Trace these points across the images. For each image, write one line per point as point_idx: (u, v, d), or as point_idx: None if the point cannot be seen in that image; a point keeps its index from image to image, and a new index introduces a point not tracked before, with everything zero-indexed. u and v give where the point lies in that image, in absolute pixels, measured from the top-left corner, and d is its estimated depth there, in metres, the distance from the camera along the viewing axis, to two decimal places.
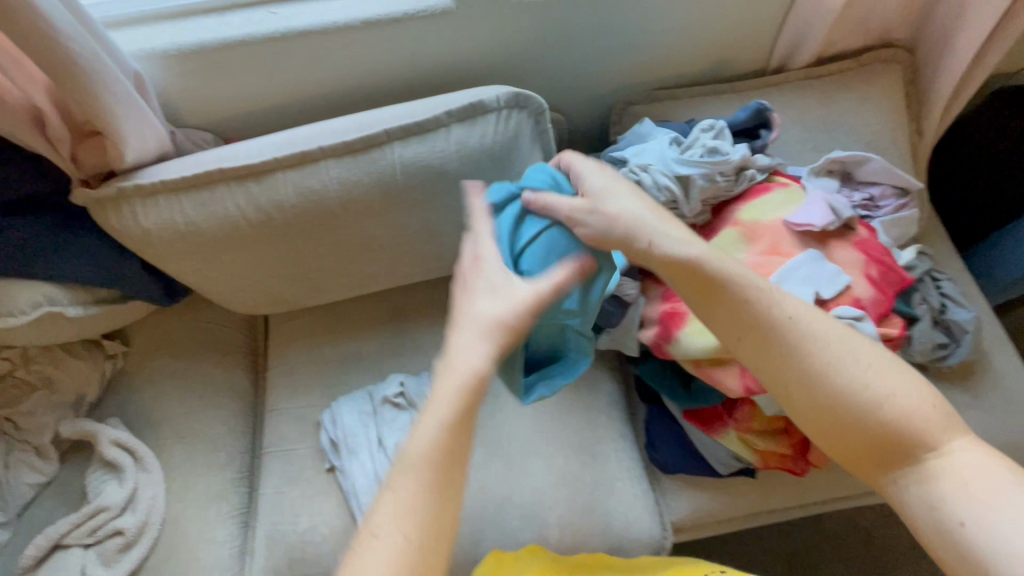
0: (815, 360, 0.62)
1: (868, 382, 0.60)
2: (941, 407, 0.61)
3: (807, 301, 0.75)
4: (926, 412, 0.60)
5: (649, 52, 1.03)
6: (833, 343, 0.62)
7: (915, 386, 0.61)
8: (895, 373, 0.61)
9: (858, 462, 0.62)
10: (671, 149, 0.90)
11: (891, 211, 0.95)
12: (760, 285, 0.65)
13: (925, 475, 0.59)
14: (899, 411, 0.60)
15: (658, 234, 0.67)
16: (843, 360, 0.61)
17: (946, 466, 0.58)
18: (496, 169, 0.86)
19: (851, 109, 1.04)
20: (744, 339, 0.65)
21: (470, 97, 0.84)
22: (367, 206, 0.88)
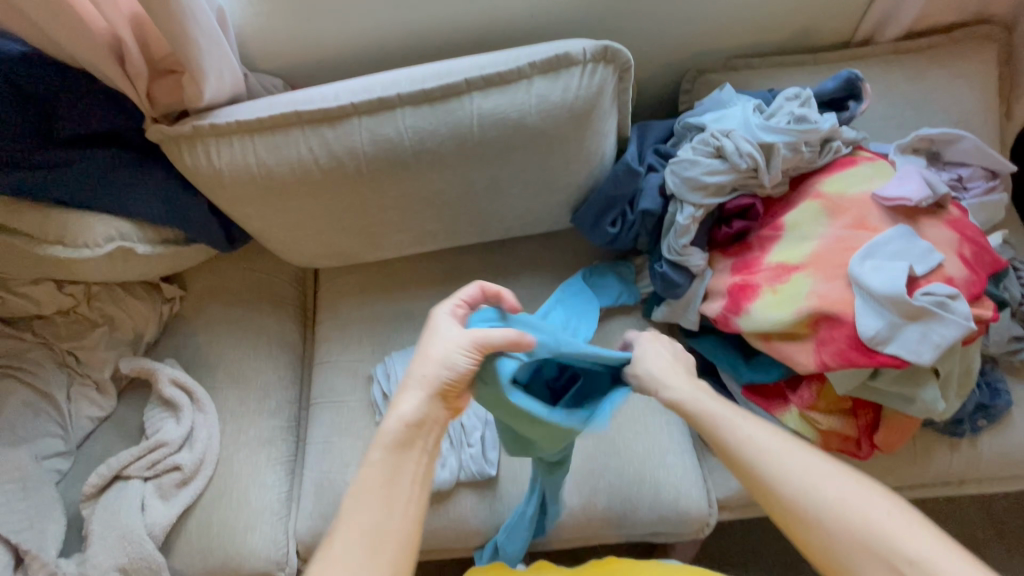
0: (781, 485, 0.61)
1: (831, 504, 0.59)
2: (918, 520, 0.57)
3: (901, 276, 0.73)
4: (900, 532, 0.56)
5: (733, 16, 0.99)
6: (805, 475, 0.61)
7: (879, 507, 0.58)
8: (868, 493, 0.59)
9: None
10: (754, 116, 0.87)
11: (980, 193, 0.91)
12: (713, 412, 0.68)
13: None
14: (866, 526, 0.57)
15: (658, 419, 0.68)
16: (809, 482, 0.60)
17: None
18: (574, 125, 0.85)
19: (942, 87, 0.99)
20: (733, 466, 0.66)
21: (557, 50, 0.83)
22: (439, 157, 0.87)
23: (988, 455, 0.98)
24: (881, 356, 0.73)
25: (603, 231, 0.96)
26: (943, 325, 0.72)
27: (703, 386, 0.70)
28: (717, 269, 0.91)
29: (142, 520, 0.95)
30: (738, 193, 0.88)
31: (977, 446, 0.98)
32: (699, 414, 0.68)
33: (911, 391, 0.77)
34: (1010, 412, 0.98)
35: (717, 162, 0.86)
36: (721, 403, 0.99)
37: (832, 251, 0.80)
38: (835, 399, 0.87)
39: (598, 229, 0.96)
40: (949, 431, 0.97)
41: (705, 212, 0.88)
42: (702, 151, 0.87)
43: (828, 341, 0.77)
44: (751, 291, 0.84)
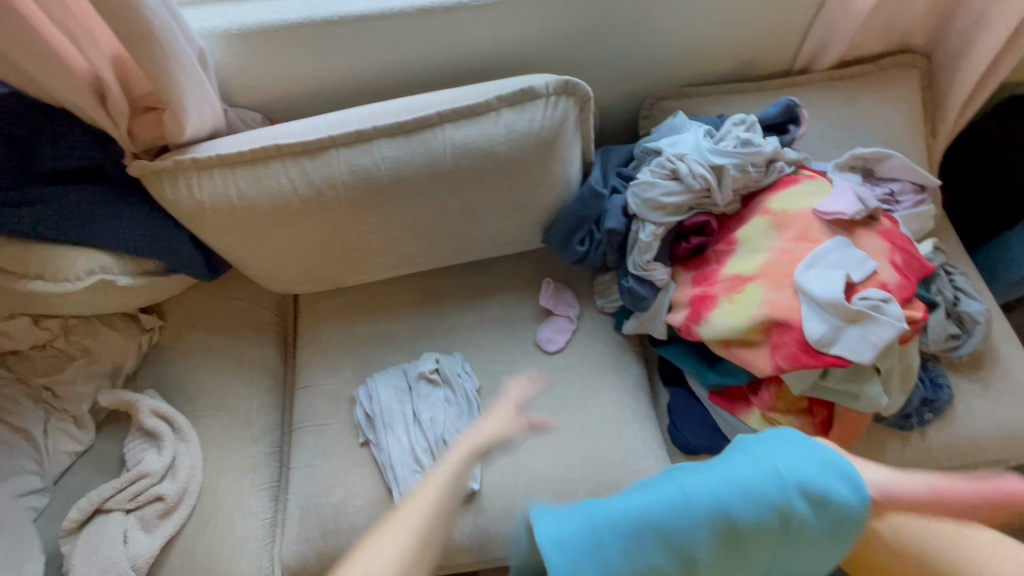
0: (813, 335, 0.80)
1: (832, 309, 0.79)
2: (867, 266, 0.82)
3: (840, 283, 0.80)
4: (854, 293, 0.81)
5: (683, 52, 1.09)
6: (819, 311, 0.80)
7: (846, 268, 0.82)
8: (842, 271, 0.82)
9: (903, 271, 0.84)
10: (705, 140, 0.95)
11: (908, 206, 1.00)
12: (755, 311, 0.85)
13: (909, 247, 0.87)
14: (909, 297, 0.82)
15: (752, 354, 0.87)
16: (825, 312, 0.80)
17: (889, 224, 0.89)
18: (541, 154, 0.90)
19: (872, 109, 1.09)
20: (874, 323, 0.78)
21: (523, 83, 0.88)
22: (415, 185, 0.92)
23: (935, 446, 1.06)
24: (828, 357, 0.79)
25: (571, 250, 1.03)
26: (877, 333, 0.78)
27: (728, 297, 0.90)
28: (680, 281, 1.00)
29: (126, 553, 0.94)
30: (694, 211, 0.96)
31: (924, 437, 1.06)
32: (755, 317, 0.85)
33: (857, 388, 0.82)
34: (951, 403, 1.06)
35: (673, 183, 0.93)
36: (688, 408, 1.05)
37: (778, 263, 0.87)
38: (791, 399, 0.92)
39: (568, 247, 1.03)
40: (899, 425, 1.05)
41: (664, 229, 0.96)
42: (660, 174, 0.94)
43: (780, 346, 0.83)
44: (710, 301, 0.92)
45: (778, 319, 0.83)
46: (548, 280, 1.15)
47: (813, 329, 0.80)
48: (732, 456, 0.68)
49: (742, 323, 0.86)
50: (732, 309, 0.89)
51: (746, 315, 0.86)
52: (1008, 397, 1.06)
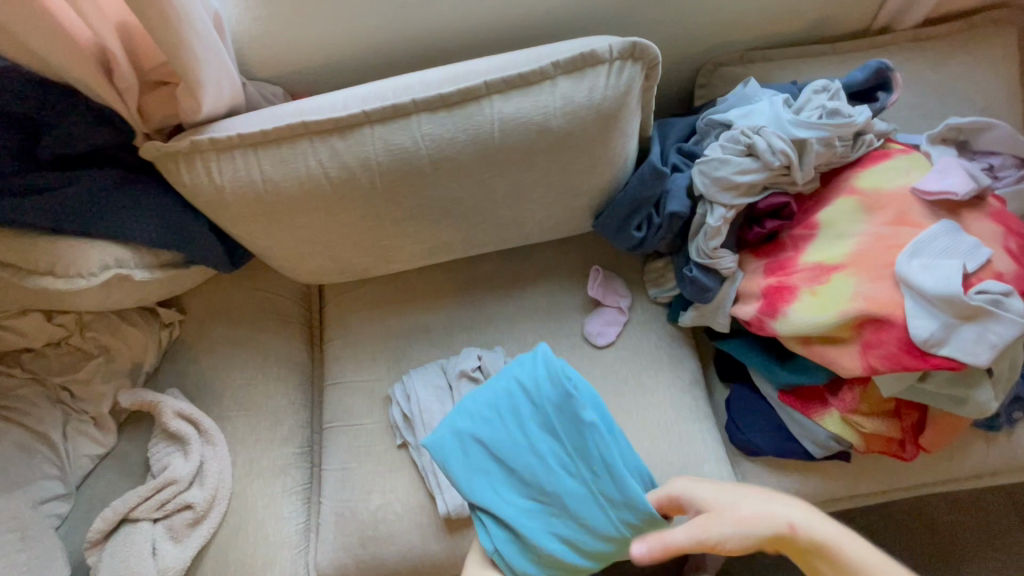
0: (919, 333, 0.71)
1: (944, 303, 0.69)
2: (981, 252, 0.72)
3: (954, 274, 0.70)
4: (966, 281, 0.71)
5: (750, 12, 0.97)
6: (925, 303, 0.71)
7: (956, 255, 0.72)
8: (951, 258, 0.72)
9: (1021, 258, 0.73)
10: (784, 110, 0.84)
11: (1011, 181, 0.89)
12: (847, 304, 0.76)
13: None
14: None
15: (839, 352, 0.78)
16: (935, 306, 0.70)
17: (999, 204, 0.78)
18: (601, 129, 0.80)
19: (965, 74, 0.97)
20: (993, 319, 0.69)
21: (581, 46, 0.77)
22: (457, 166, 0.82)
23: (1023, 446, 0.97)
24: (936, 359, 0.70)
25: (626, 236, 0.94)
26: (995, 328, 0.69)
27: (812, 287, 0.81)
28: (750, 270, 0.90)
29: (154, 565, 0.89)
30: (770, 192, 0.85)
31: (1012, 438, 0.97)
32: (847, 311, 0.75)
33: (963, 392, 0.74)
34: None
35: (747, 161, 0.83)
36: (752, 407, 0.97)
37: (873, 250, 0.77)
38: (877, 401, 0.83)
39: (623, 233, 0.94)
40: (986, 427, 0.95)
41: (736, 212, 0.86)
42: (732, 150, 0.84)
43: (875, 345, 0.74)
44: (788, 293, 0.82)
45: (875, 314, 0.73)
46: (596, 268, 1.05)
47: (920, 326, 0.71)
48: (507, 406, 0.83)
49: (831, 317, 0.77)
50: (818, 300, 0.79)
51: (836, 309, 0.77)
52: None
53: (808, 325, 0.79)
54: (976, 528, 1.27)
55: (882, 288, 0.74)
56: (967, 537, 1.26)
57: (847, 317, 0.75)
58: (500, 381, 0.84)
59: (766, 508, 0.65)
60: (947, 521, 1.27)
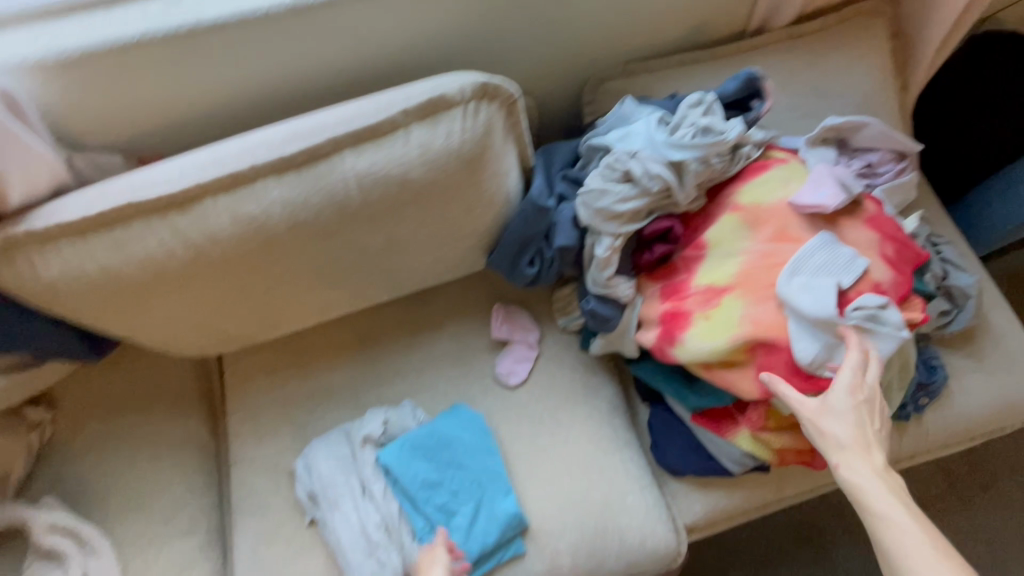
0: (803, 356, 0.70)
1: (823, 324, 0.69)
2: (857, 265, 0.71)
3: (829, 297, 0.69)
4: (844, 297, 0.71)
5: (622, 25, 0.93)
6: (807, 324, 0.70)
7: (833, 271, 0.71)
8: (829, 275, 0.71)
9: (898, 264, 0.73)
10: (659, 131, 0.81)
11: (891, 176, 0.89)
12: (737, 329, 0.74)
13: (900, 232, 0.76)
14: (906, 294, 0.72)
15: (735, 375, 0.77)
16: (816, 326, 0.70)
17: (875, 206, 0.78)
18: (466, 173, 0.74)
19: (839, 70, 0.96)
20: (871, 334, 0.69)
21: (431, 89, 0.70)
22: (319, 229, 0.75)
23: (933, 430, 0.98)
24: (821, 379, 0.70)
25: (520, 273, 0.89)
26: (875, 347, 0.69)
27: (705, 310, 0.78)
28: (647, 294, 0.87)
29: None
30: (655, 215, 0.82)
31: (921, 423, 0.98)
32: (737, 337, 0.74)
33: None
34: (946, 383, 0.99)
35: (627, 188, 0.79)
36: (670, 429, 0.95)
37: (758, 270, 0.75)
38: (781, 416, 0.82)
39: (517, 270, 0.89)
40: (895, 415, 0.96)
41: (624, 240, 0.82)
42: (610, 177, 0.80)
43: (765, 368, 0.73)
44: (683, 320, 0.80)
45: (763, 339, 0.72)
46: (499, 306, 1.01)
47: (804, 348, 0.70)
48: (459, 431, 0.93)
49: (723, 343, 0.75)
50: (710, 326, 0.77)
51: (727, 335, 0.75)
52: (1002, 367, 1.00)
53: (704, 352, 0.77)
54: None
55: (767, 311, 0.72)
56: None
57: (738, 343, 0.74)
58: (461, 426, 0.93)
59: (865, 475, 0.63)
60: None
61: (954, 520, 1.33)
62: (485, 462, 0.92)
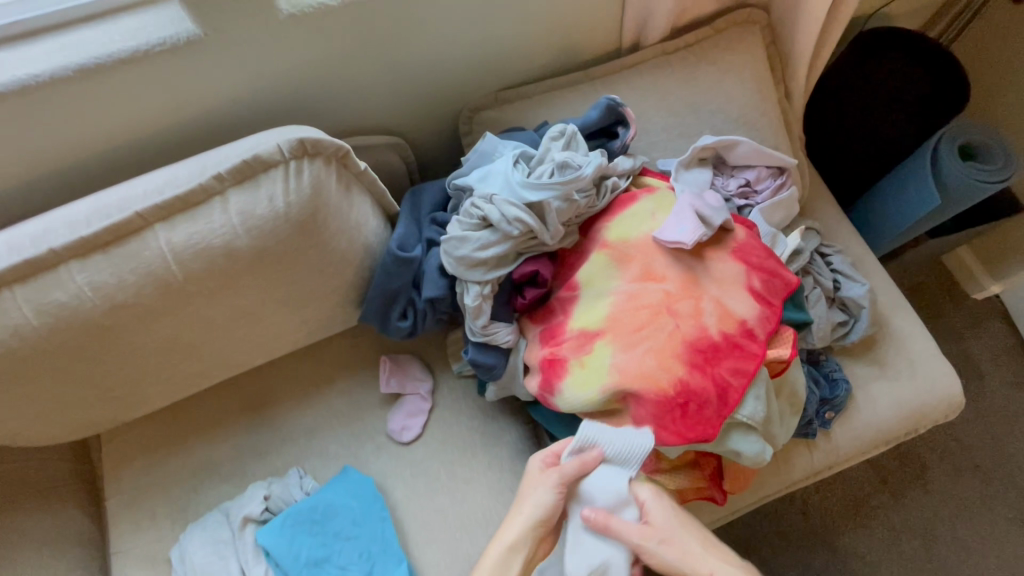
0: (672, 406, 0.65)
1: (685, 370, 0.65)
2: (720, 302, 0.68)
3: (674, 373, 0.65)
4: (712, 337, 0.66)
5: (484, 55, 0.87)
6: (674, 370, 0.65)
7: (698, 312, 0.67)
8: (693, 315, 0.67)
9: (766, 296, 0.70)
10: (518, 169, 0.76)
11: (769, 194, 0.86)
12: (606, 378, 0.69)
13: (770, 259, 0.72)
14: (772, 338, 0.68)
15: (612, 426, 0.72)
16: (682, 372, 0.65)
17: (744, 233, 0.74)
18: (302, 236, 0.68)
19: (714, 84, 0.93)
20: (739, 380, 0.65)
21: (246, 151, 0.64)
22: (144, 310, 0.68)
23: (843, 444, 0.96)
24: (691, 430, 0.64)
25: (394, 326, 0.83)
26: (743, 398, 0.65)
27: (580, 358, 0.73)
28: (530, 337, 0.82)
29: None
30: (524, 257, 0.77)
31: (831, 438, 0.96)
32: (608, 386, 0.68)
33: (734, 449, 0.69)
34: (853, 394, 0.97)
35: (486, 233, 0.74)
36: None
37: (625, 312, 0.70)
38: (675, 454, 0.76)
39: (389, 324, 0.83)
40: (801, 433, 0.94)
41: (493, 286, 0.77)
42: (469, 224, 0.75)
43: (638, 419, 0.67)
44: (560, 367, 0.74)
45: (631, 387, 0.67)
46: (385, 359, 0.95)
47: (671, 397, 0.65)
48: (339, 497, 0.87)
49: (594, 393, 0.70)
50: (583, 375, 0.72)
51: (598, 383, 0.70)
52: (907, 372, 0.98)
53: (577, 404, 0.72)
54: (842, 502, 1.33)
55: (634, 358, 0.67)
56: (834, 512, 1.32)
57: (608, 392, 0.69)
58: (344, 496, 0.87)
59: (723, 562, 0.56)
60: (817, 500, 1.32)
61: (889, 515, 1.33)
62: (377, 530, 0.86)
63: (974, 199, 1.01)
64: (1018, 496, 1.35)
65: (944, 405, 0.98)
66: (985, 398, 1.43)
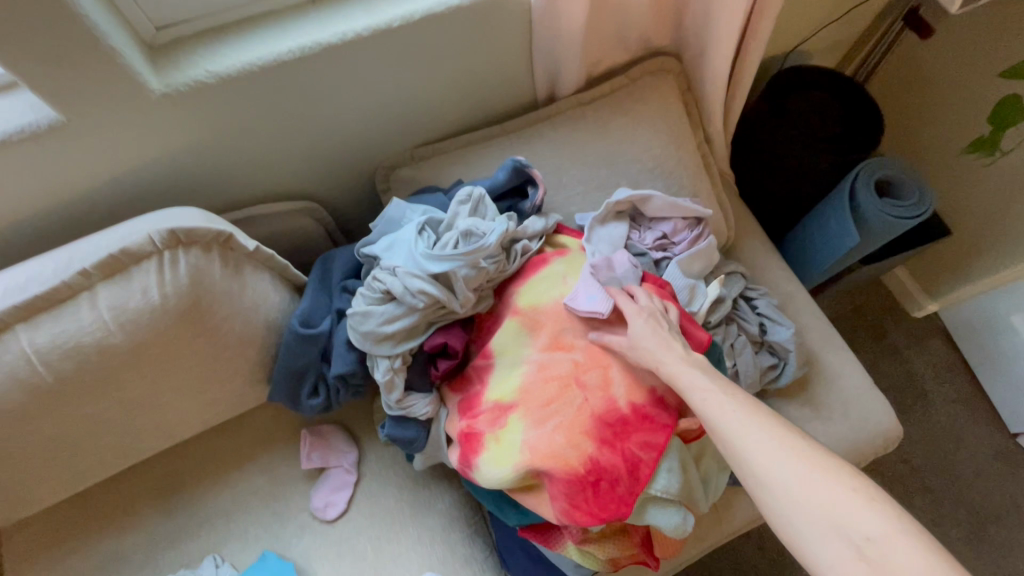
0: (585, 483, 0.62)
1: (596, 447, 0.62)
2: (628, 369, 0.66)
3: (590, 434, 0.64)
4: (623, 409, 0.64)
5: (392, 117, 0.85)
6: (584, 445, 0.63)
7: (607, 383, 0.65)
8: (603, 384, 0.65)
9: None
10: (423, 237, 0.73)
11: (686, 245, 0.85)
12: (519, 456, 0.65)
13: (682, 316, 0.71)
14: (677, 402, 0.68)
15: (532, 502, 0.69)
16: (592, 449, 0.62)
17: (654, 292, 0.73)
18: (185, 325, 0.65)
19: (630, 134, 0.92)
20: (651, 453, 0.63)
21: (115, 242, 0.61)
22: (9, 416, 0.62)
23: None
24: (604, 507, 0.61)
25: (306, 404, 0.79)
26: (654, 473, 0.63)
27: (495, 432, 0.69)
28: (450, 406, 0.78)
29: None
30: (435, 327, 0.74)
31: None
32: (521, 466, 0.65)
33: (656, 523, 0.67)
34: None
35: (391, 307, 0.71)
36: (508, 544, 0.85)
37: (535, 384, 0.68)
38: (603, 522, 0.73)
39: (299, 401, 0.79)
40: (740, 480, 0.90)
41: (403, 359, 0.74)
42: (373, 297, 0.72)
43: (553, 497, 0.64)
44: (476, 442, 0.70)
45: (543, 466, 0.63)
46: (306, 434, 0.91)
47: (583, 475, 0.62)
48: None
49: (509, 473, 0.66)
50: (497, 451, 0.68)
51: (512, 461, 0.66)
52: (843, 410, 0.97)
53: (494, 482, 0.68)
54: None
55: (545, 435, 0.64)
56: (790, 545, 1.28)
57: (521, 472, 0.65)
58: None
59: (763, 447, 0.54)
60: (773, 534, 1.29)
61: None
62: None
63: (891, 235, 1.02)
64: (969, 515, 1.36)
65: (880, 442, 0.97)
66: (929, 417, 1.44)
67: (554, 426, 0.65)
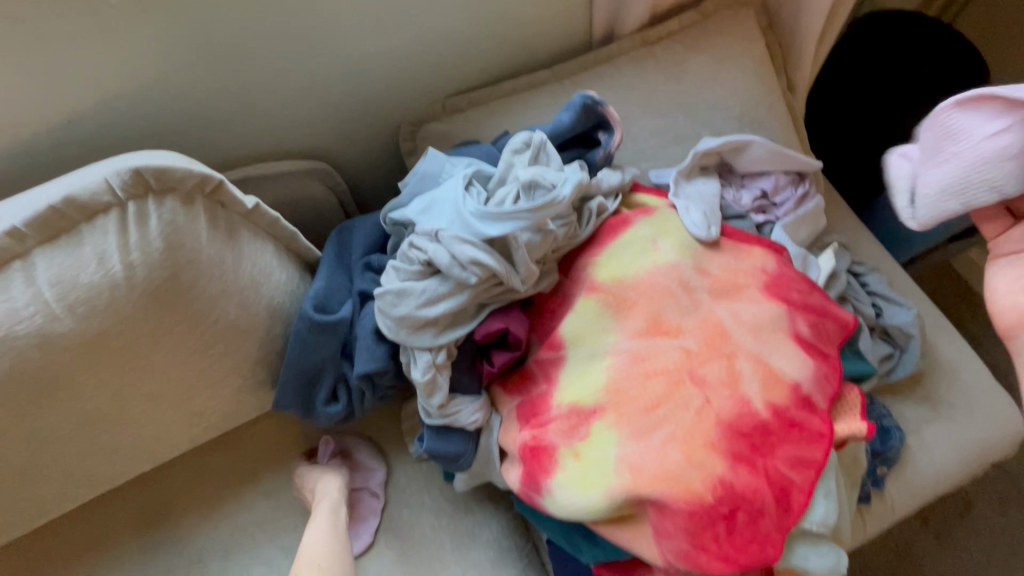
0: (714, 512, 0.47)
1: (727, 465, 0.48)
2: (758, 358, 0.52)
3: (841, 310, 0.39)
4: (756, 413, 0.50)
5: (422, 53, 0.69)
6: (710, 462, 0.48)
7: (734, 379, 0.51)
8: (726, 380, 0.51)
9: (813, 346, 0.54)
10: (471, 193, 0.57)
11: (790, 207, 0.69)
12: (620, 479, 0.49)
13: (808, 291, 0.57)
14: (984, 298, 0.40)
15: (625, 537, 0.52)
16: (722, 467, 0.48)
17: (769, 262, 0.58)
18: (157, 304, 0.48)
19: (709, 77, 0.76)
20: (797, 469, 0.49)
21: (60, 191, 0.44)
22: None
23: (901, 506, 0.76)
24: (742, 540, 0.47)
25: (321, 412, 0.62)
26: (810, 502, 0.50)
27: (574, 446, 0.52)
28: (504, 412, 0.61)
29: None
30: (488, 311, 0.57)
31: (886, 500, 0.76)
32: (621, 492, 0.49)
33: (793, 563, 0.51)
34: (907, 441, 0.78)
35: (432, 283, 0.54)
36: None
37: (630, 382, 0.52)
38: None
39: (312, 407, 0.62)
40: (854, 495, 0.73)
41: (448, 352, 0.57)
42: (408, 271, 0.55)
43: (664, 532, 0.49)
44: (549, 459, 0.53)
45: (655, 491, 0.48)
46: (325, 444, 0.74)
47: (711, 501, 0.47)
48: None
49: (603, 503, 0.50)
50: (580, 472, 0.51)
51: (606, 486, 0.49)
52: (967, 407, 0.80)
53: (577, 514, 0.51)
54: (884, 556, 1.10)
55: (654, 449, 0.49)
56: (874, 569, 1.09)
57: (622, 500, 0.49)
58: None
59: None
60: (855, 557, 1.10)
61: None
62: None
63: None
64: None
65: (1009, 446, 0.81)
66: None
67: (666, 438, 0.49)
